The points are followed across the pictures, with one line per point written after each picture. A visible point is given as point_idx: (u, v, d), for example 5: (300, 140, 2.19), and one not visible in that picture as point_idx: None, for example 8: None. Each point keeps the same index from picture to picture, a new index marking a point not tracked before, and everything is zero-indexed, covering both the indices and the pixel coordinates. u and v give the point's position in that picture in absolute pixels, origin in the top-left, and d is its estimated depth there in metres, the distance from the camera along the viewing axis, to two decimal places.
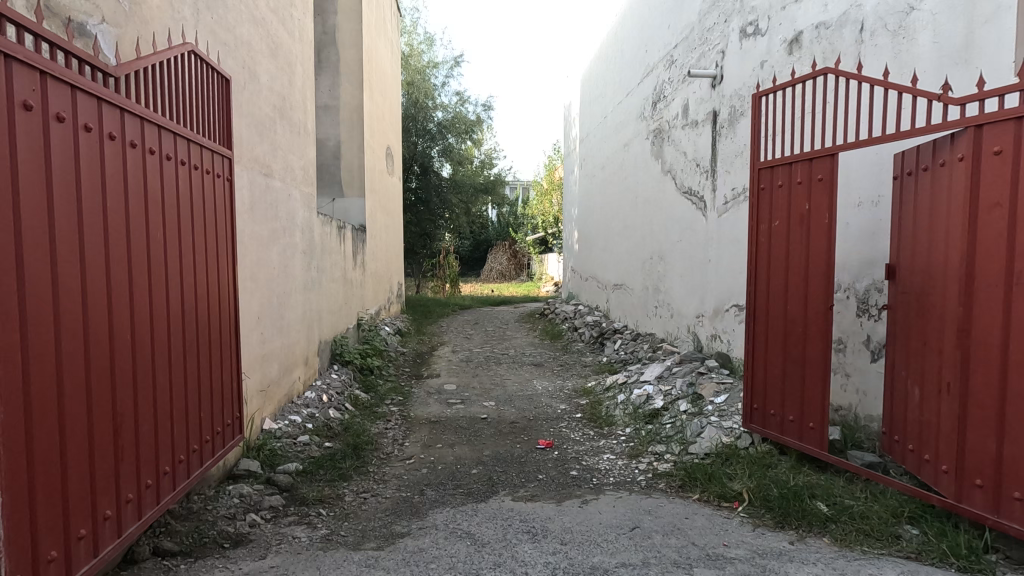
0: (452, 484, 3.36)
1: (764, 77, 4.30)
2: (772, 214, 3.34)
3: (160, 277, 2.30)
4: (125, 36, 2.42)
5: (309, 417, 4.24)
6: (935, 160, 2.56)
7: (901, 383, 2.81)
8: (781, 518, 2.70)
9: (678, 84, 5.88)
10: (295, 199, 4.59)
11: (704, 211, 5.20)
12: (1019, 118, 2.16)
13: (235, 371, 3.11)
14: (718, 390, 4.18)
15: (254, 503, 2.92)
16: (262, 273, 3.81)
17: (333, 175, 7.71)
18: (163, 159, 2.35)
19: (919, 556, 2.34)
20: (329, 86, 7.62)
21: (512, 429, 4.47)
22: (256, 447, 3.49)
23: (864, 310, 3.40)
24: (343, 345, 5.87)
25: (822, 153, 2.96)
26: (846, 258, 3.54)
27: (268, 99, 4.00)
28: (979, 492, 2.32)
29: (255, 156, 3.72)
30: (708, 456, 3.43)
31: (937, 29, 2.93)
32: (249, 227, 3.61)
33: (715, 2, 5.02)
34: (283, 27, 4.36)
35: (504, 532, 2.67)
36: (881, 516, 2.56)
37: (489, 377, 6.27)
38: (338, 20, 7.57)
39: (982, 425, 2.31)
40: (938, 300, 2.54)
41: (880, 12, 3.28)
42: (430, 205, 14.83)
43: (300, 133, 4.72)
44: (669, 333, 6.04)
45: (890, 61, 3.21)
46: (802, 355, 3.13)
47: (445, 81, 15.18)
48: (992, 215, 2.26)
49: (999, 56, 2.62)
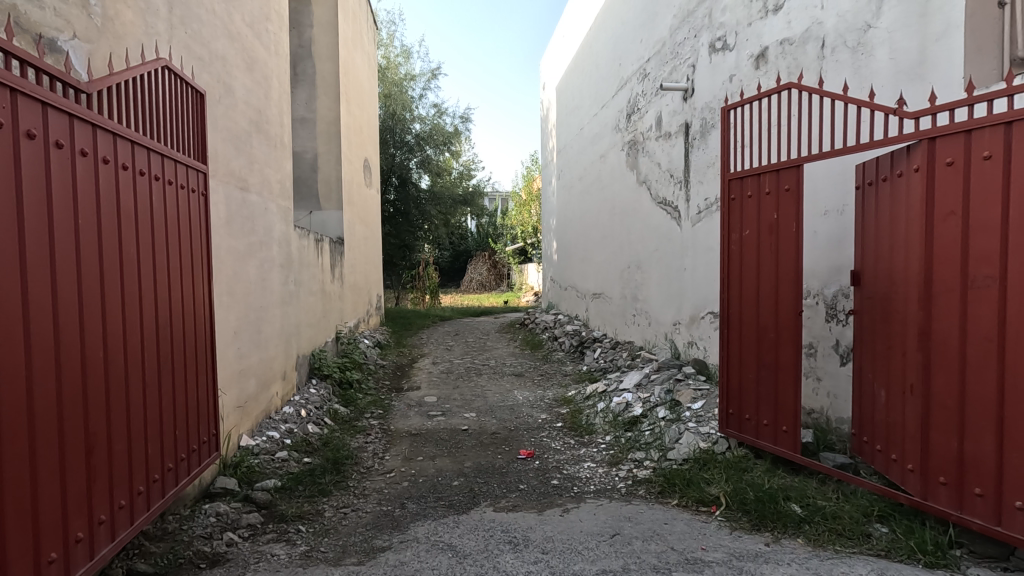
0: (434, 496, 3.36)
1: (733, 90, 4.45)
2: (742, 224, 3.44)
3: (133, 294, 2.27)
4: (98, 51, 2.41)
5: (288, 432, 4.18)
6: (894, 171, 2.67)
7: (868, 385, 2.89)
8: (757, 520, 2.75)
9: (651, 96, 6.02)
10: (273, 213, 4.56)
11: (678, 220, 5.33)
12: (968, 131, 2.29)
13: (211, 388, 3.06)
14: (695, 396, 4.26)
15: (231, 522, 2.88)
16: (239, 288, 3.78)
17: (310, 189, 7.69)
18: (137, 175, 2.32)
19: (889, 553, 2.41)
20: (305, 99, 7.63)
21: (493, 440, 4.47)
22: (232, 464, 3.44)
23: (833, 315, 3.50)
24: (321, 359, 5.79)
25: (788, 164, 3.06)
26: (815, 266, 3.65)
27: (245, 113, 4.00)
28: (943, 490, 2.41)
29: (231, 169, 3.69)
30: (686, 461, 3.49)
31: (893, 46, 3.07)
32: (225, 241, 3.58)
33: (686, 18, 5.17)
34: (258, 40, 4.35)
35: (485, 542, 2.68)
36: (853, 515, 2.63)
37: (470, 388, 6.26)
38: (314, 34, 7.60)
39: (944, 423, 2.41)
40: (900, 305, 2.64)
41: (839, 29, 3.42)
42: (409, 217, 14.87)
43: (277, 145, 4.70)
44: (647, 341, 6.11)
45: (850, 75, 3.35)
46: (775, 360, 3.21)
47: (423, 93, 15.17)
48: (947, 223, 2.38)
49: (949, 72, 2.75)
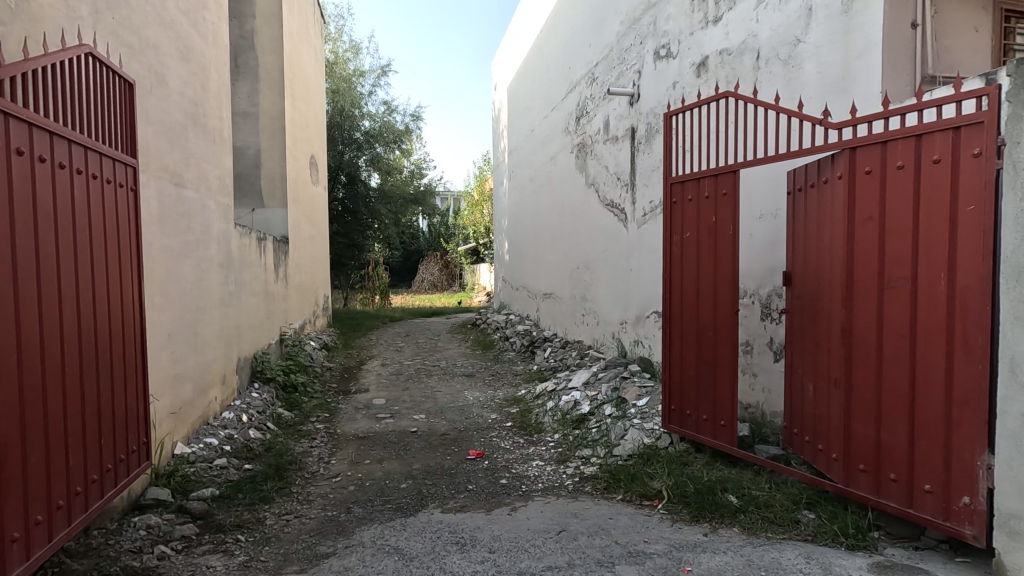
0: (381, 500, 3.31)
1: (676, 96, 4.60)
2: (683, 227, 3.57)
3: (51, 297, 2.14)
4: (11, 34, 2.24)
5: (227, 438, 4.02)
6: (820, 178, 2.84)
7: (798, 380, 3.05)
8: (697, 512, 2.86)
9: (599, 100, 6.14)
10: (211, 210, 4.37)
11: (625, 222, 5.47)
12: (884, 142, 2.46)
13: (143, 393, 2.90)
14: (640, 393, 4.38)
15: (163, 534, 2.75)
16: (174, 288, 3.60)
17: (252, 185, 7.41)
18: (56, 168, 2.17)
19: (815, 538, 2.56)
20: (247, 93, 7.35)
21: (442, 441, 4.44)
22: (166, 474, 3.27)
23: (767, 314, 3.68)
24: (264, 362, 5.60)
25: (726, 170, 3.19)
26: (751, 267, 3.83)
27: (180, 105, 3.81)
28: (863, 476, 2.57)
29: (164, 164, 3.51)
30: (631, 457, 3.59)
31: (821, 60, 3.25)
32: (158, 239, 3.41)
33: (632, 24, 5.31)
34: (195, 29, 4.15)
35: (433, 544, 2.66)
36: (784, 503, 2.78)
37: (420, 390, 6.20)
38: (257, 25, 7.32)
39: (864, 414, 2.57)
40: (826, 304, 2.80)
41: (773, 42, 3.59)
42: (358, 216, 14.56)
43: (216, 140, 4.51)
44: (596, 340, 6.24)
45: (782, 86, 3.53)
46: (714, 358, 3.34)
47: (373, 90, 14.90)
48: (866, 228, 2.54)
49: (869, 86, 2.94)
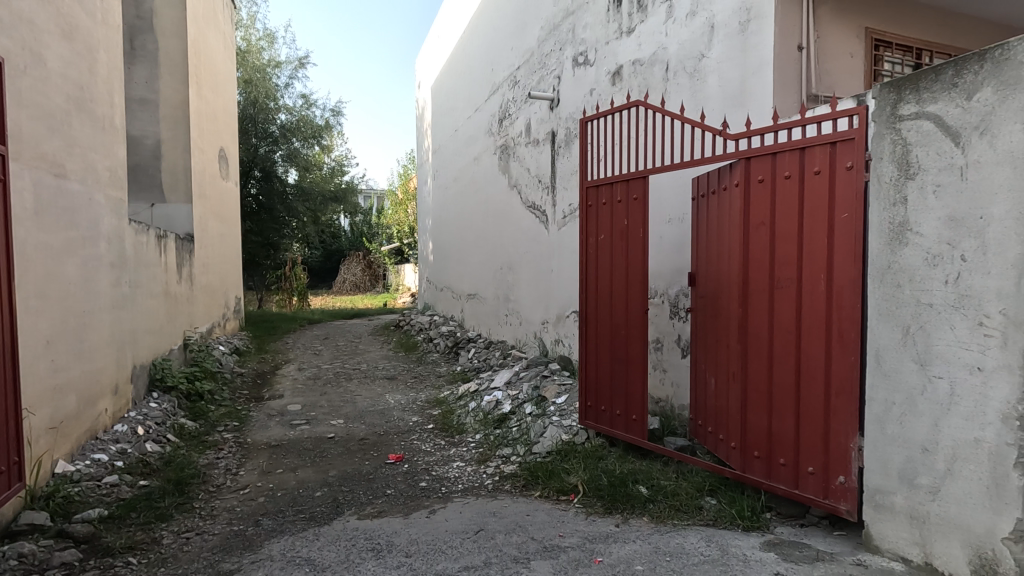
0: (293, 510, 3.17)
1: (592, 103, 4.76)
2: (598, 229, 3.69)
3: None
4: None
5: (119, 453, 3.69)
6: (720, 185, 3.04)
7: (702, 374, 3.25)
8: (610, 504, 2.97)
9: (520, 103, 6.23)
10: (100, 204, 4.00)
11: (546, 224, 5.57)
12: (773, 154, 2.67)
13: (15, 407, 2.60)
14: (559, 391, 4.48)
15: (39, 563, 2.48)
16: (54, 290, 3.26)
17: (152, 179, 6.85)
18: None
19: (716, 522, 2.73)
20: (145, 79, 6.80)
21: (361, 446, 4.33)
22: (44, 496, 2.96)
23: (675, 313, 3.89)
24: (165, 369, 5.19)
25: (636, 175, 3.34)
26: (661, 268, 4.03)
27: (62, 88, 3.46)
28: (757, 462, 2.78)
29: (42, 153, 3.18)
30: (549, 454, 3.67)
31: (721, 75, 3.48)
32: (33, 235, 3.07)
33: (552, 31, 5.43)
34: (81, 6, 3.79)
35: (347, 552, 2.58)
36: (689, 491, 2.94)
37: (339, 394, 6.00)
38: (157, 6, 6.80)
39: (758, 404, 2.78)
40: (725, 303, 3.00)
41: (680, 56, 3.80)
42: (274, 213, 13.86)
43: (106, 128, 4.13)
44: (519, 340, 6.31)
45: (688, 98, 3.75)
46: (626, 355, 3.48)
47: (290, 82, 14.24)
48: (759, 232, 2.75)
49: (763, 101, 3.18)
